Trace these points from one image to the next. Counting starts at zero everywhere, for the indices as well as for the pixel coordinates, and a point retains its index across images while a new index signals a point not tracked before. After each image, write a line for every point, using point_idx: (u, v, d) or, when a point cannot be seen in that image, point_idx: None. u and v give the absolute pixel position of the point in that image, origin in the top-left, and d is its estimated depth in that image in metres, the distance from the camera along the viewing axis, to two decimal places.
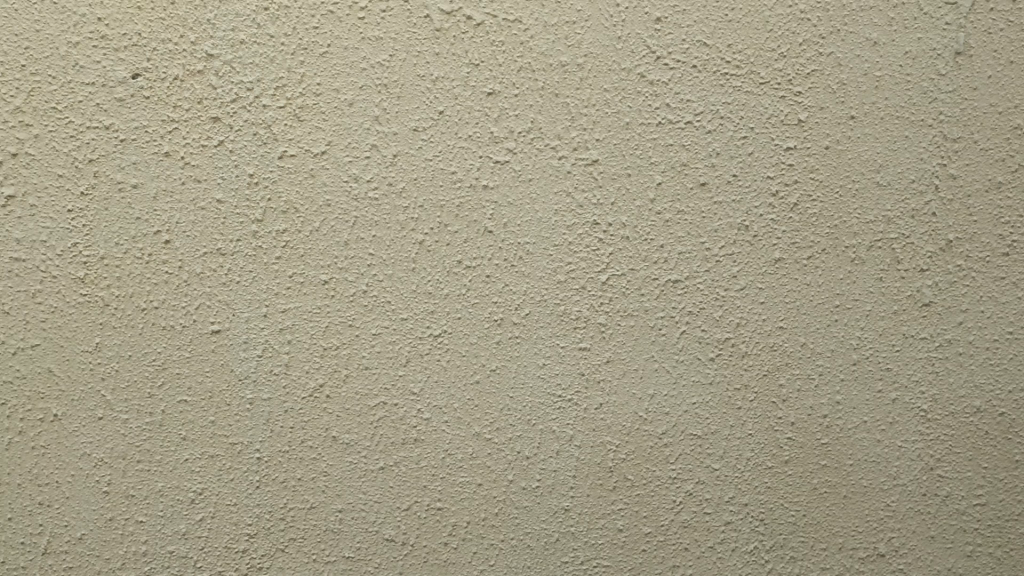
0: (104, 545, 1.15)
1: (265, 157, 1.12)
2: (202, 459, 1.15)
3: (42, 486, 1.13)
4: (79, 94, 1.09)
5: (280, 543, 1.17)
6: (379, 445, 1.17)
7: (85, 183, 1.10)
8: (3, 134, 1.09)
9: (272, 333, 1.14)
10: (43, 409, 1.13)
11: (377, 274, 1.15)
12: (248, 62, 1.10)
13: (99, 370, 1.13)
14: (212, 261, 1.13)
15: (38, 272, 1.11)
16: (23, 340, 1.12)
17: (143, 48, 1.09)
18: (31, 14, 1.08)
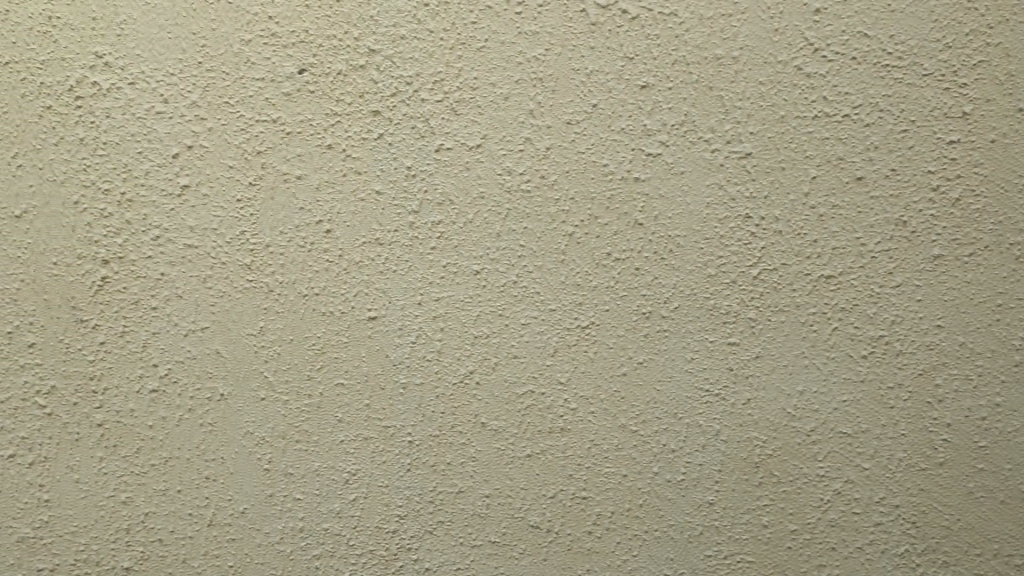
0: (264, 519, 1.20)
1: (422, 150, 1.15)
2: (357, 441, 1.19)
3: (208, 461, 1.20)
4: (250, 90, 1.14)
5: (428, 526, 1.20)
6: (526, 433, 1.19)
7: (254, 173, 1.16)
8: (179, 127, 1.15)
9: (425, 321, 1.18)
10: (211, 388, 1.19)
11: (527, 265, 1.16)
12: (408, 57, 1.14)
13: (263, 353, 1.18)
14: (370, 250, 1.17)
15: (209, 259, 1.17)
16: (194, 322, 1.18)
17: (309, 44, 1.14)
18: (208, 13, 1.14)
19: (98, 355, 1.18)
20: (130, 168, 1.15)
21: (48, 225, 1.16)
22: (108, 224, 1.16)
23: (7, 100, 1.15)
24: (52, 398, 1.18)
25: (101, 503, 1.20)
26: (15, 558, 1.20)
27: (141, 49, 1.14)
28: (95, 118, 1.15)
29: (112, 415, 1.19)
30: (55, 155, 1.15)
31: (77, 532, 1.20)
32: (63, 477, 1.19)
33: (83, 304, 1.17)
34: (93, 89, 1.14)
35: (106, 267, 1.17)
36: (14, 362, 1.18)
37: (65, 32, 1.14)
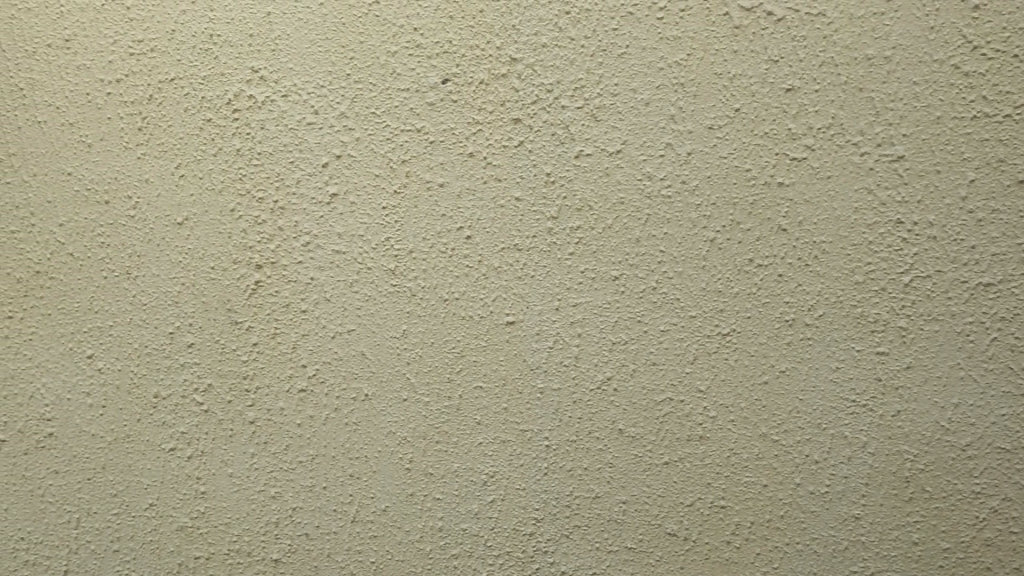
0: (405, 517, 1.23)
1: (562, 156, 1.16)
2: (495, 443, 1.21)
3: (352, 460, 1.24)
4: (395, 100, 1.18)
5: (565, 530, 1.21)
6: (663, 440, 1.18)
7: (399, 181, 1.19)
8: (329, 137, 1.20)
9: (563, 326, 1.18)
10: (356, 388, 1.23)
11: (667, 271, 1.16)
12: (549, 65, 1.15)
13: (405, 356, 1.22)
14: (509, 256, 1.18)
15: (355, 264, 1.21)
16: (341, 325, 1.22)
17: (452, 54, 1.16)
18: (356, 27, 1.18)
19: (251, 355, 1.24)
20: (283, 177, 1.21)
21: (206, 232, 1.23)
22: (262, 230, 1.22)
23: (172, 115, 1.22)
24: (209, 395, 1.25)
25: (253, 497, 1.25)
26: (175, 545, 1.27)
27: (293, 63, 1.19)
28: (251, 129, 1.21)
29: (264, 413, 1.24)
30: (214, 166, 1.22)
31: (231, 523, 1.26)
32: (218, 471, 1.26)
33: (238, 307, 1.23)
34: (249, 102, 1.20)
35: (259, 272, 1.22)
36: (175, 361, 1.25)
37: (224, 49, 1.20)
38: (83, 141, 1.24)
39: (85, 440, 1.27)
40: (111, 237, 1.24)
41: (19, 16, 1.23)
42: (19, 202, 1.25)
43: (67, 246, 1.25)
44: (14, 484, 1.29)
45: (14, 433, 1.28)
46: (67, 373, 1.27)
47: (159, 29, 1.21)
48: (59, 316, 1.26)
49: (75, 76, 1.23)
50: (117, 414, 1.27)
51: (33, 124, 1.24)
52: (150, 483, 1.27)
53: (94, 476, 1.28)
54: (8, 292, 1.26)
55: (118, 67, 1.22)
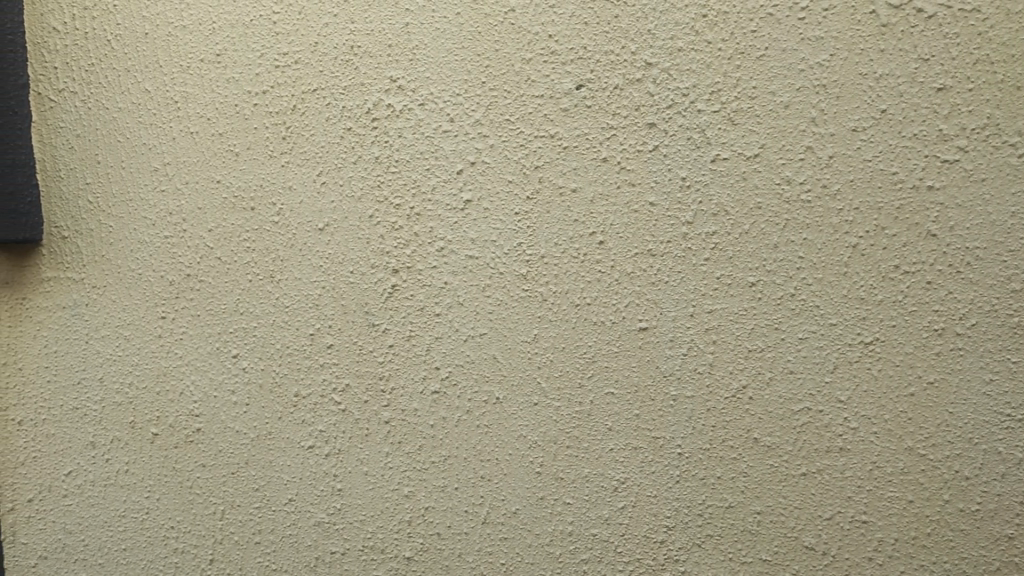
0: (535, 520, 1.24)
1: (698, 161, 1.15)
2: (626, 449, 1.20)
3: (484, 462, 1.25)
4: (530, 106, 1.19)
5: (697, 538, 1.19)
6: (801, 451, 1.15)
7: (532, 187, 1.20)
8: (464, 144, 1.22)
9: (698, 332, 1.17)
10: (487, 391, 1.24)
11: (807, 278, 1.13)
12: (686, 69, 1.14)
13: (536, 360, 1.22)
14: (643, 261, 1.18)
15: (488, 269, 1.23)
16: (473, 329, 1.24)
17: (587, 60, 1.17)
18: (492, 36, 1.20)
19: (387, 357, 1.27)
20: (419, 184, 1.24)
21: (345, 237, 1.27)
22: (399, 236, 1.25)
23: (314, 124, 1.26)
24: (346, 395, 1.29)
25: (387, 495, 1.29)
26: (312, 540, 1.32)
27: (430, 72, 1.22)
28: (389, 137, 1.24)
29: (399, 413, 1.27)
30: (354, 173, 1.26)
31: (365, 520, 1.29)
32: (353, 469, 1.29)
33: (375, 310, 1.27)
34: (388, 110, 1.24)
35: (396, 275, 1.26)
36: (315, 361, 1.30)
37: (364, 60, 1.24)
38: (231, 150, 1.30)
39: (230, 436, 1.34)
40: (257, 241, 1.30)
41: (174, 33, 1.31)
42: (173, 209, 1.32)
43: (216, 251, 1.31)
44: (165, 475, 1.36)
45: (165, 428, 1.36)
46: (214, 371, 1.33)
47: (303, 42, 1.26)
48: (207, 317, 1.33)
49: (225, 89, 1.29)
50: (260, 412, 1.32)
51: (186, 135, 1.31)
52: (289, 479, 1.32)
53: (237, 470, 1.34)
54: (162, 293, 1.34)
55: (264, 79, 1.27)
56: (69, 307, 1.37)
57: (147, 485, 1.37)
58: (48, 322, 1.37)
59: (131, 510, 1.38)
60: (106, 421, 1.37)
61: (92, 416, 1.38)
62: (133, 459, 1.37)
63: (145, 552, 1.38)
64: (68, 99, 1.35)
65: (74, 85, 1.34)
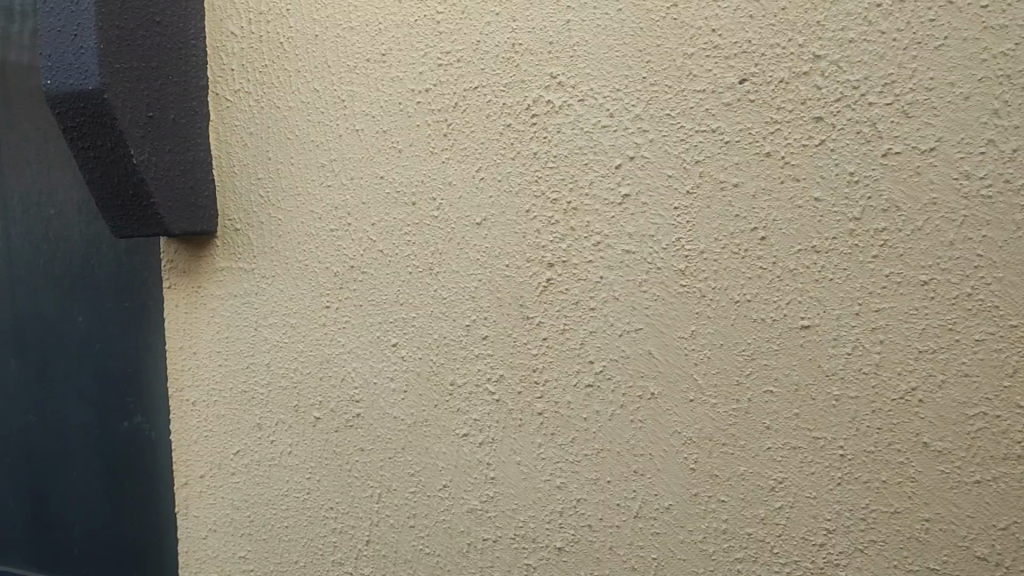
0: (688, 517, 1.23)
1: (868, 155, 1.11)
2: (785, 449, 1.17)
3: (637, 456, 1.25)
4: (692, 101, 1.18)
5: (858, 543, 1.14)
6: (975, 457, 1.08)
7: (692, 182, 1.20)
8: (624, 140, 1.22)
9: (863, 332, 1.12)
10: (642, 387, 1.24)
11: (986, 276, 1.06)
12: (857, 60, 1.10)
13: (693, 357, 1.21)
14: (806, 258, 1.14)
15: (645, 263, 1.23)
16: (629, 324, 1.24)
17: (752, 54, 1.15)
18: (654, 31, 1.20)
19: (541, 349, 1.29)
20: (577, 179, 1.25)
21: (502, 231, 1.29)
22: (555, 230, 1.26)
23: (474, 121, 1.29)
24: (501, 386, 1.31)
25: (539, 486, 1.30)
26: (465, 526, 1.35)
27: (591, 68, 1.23)
28: (548, 133, 1.26)
29: (552, 405, 1.29)
30: (512, 169, 1.28)
31: (517, 509, 1.32)
32: (506, 459, 1.32)
33: (530, 303, 1.29)
34: (547, 107, 1.25)
35: (551, 269, 1.27)
36: (471, 352, 1.33)
37: (525, 57, 1.26)
38: (394, 147, 1.35)
39: (388, 422, 1.39)
40: (417, 235, 1.34)
41: (342, 35, 1.36)
42: (339, 204, 1.39)
43: (377, 244, 1.37)
44: (326, 458, 1.43)
45: (327, 412, 1.42)
46: (375, 359, 1.39)
47: (465, 41, 1.29)
48: (369, 307, 1.38)
49: (389, 88, 1.34)
50: (417, 399, 1.37)
51: (352, 132, 1.37)
52: (444, 466, 1.36)
53: (395, 455, 1.39)
54: (326, 284, 1.40)
55: (427, 78, 1.32)
56: (240, 296, 1.47)
57: (308, 466, 1.44)
58: (220, 310, 1.48)
59: (293, 490, 1.45)
60: (272, 404, 1.45)
61: (259, 398, 1.46)
62: (296, 441, 1.44)
63: (305, 530, 1.45)
64: (243, 99, 1.45)
65: (249, 86, 1.44)
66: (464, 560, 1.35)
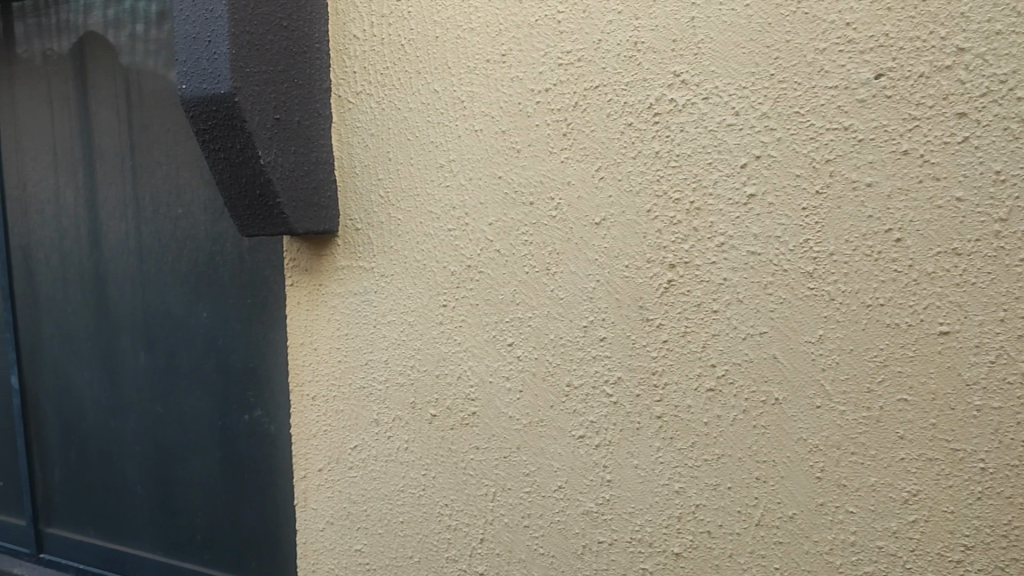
0: (814, 527, 1.19)
1: (1016, 153, 1.04)
2: (920, 460, 1.11)
3: (760, 463, 1.22)
4: (822, 98, 1.14)
5: (999, 561, 1.08)
6: None
7: (822, 182, 1.15)
8: (749, 139, 1.19)
9: (1009, 339, 1.06)
10: (765, 392, 1.21)
11: None
12: (1004, 53, 1.04)
13: (821, 362, 1.17)
14: (945, 261, 1.09)
15: (771, 265, 1.19)
16: (753, 327, 1.21)
17: (889, 48, 1.10)
18: (783, 27, 1.16)
19: (661, 352, 1.27)
20: (700, 179, 1.22)
21: (622, 232, 1.28)
22: (677, 231, 1.24)
23: (595, 121, 1.29)
24: (618, 388, 1.30)
25: (656, 490, 1.29)
26: (580, 528, 1.34)
27: (716, 65, 1.20)
28: (671, 132, 1.23)
29: (671, 409, 1.27)
30: (633, 169, 1.27)
31: (634, 512, 1.30)
32: (623, 462, 1.31)
33: (650, 304, 1.27)
34: (670, 105, 1.23)
35: (673, 271, 1.25)
36: (588, 353, 1.32)
37: (647, 55, 1.24)
38: (513, 148, 1.35)
39: (503, 421, 1.39)
40: (535, 236, 1.34)
41: (463, 36, 1.37)
42: (458, 204, 1.40)
43: (495, 244, 1.37)
44: (441, 455, 1.45)
45: (443, 410, 1.44)
46: (491, 358, 1.39)
47: (586, 40, 1.28)
48: (485, 307, 1.39)
49: (509, 88, 1.34)
50: (532, 399, 1.37)
51: (472, 132, 1.38)
52: (560, 467, 1.35)
53: (510, 455, 1.39)
54: (443, 283, 1.42)
55: (547, 78, 1.31)
56: (360, 294, 1.50)
57: (424, 463, 1.46)
58: (340, 308, 1.52)
59: (409, 485, 1.48)
60: (390, 400, 1.48)
61: (377, 394, 1.49)
62: (412, 438, 1.47)
63: (422, 526, 1.47)
64: (364, 100, 1.48)
65: (370, 88, 1.47)
66: (579, 562, 1.35)
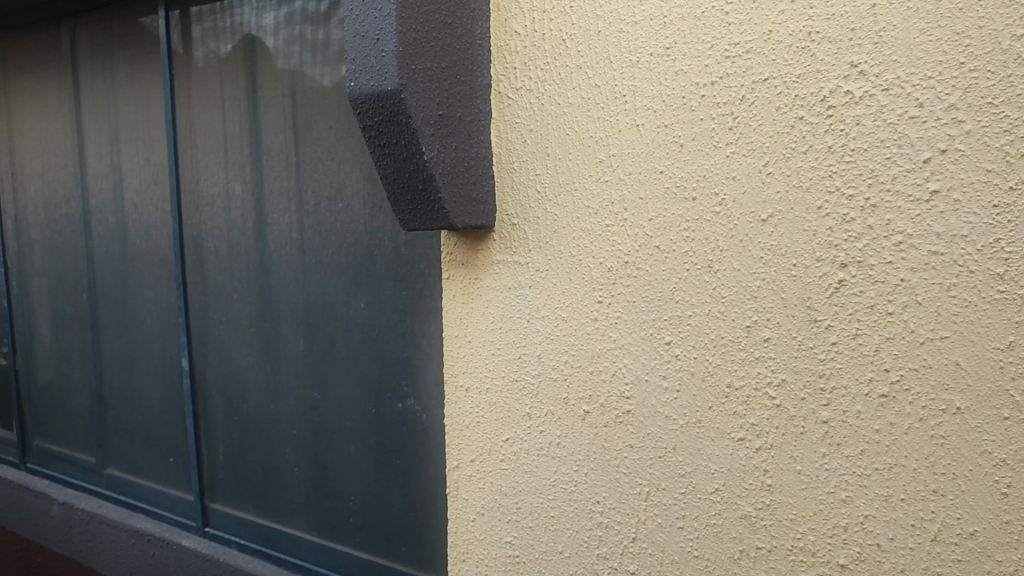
0: (998, 546, 1.10)
1: None
2: None
3: (937, 475, 1.14)
4: (1019, 88, 1.05)
5: None
6: None
7: (1016, 177, 1.06)
8: (934, 132, 1.11)
9: None
10: (946, 400, 1.12)
11: None
12: None
13: (1010, 370, 1.08)
14: None
15: (955, 266, 1.11)
16: (933, 332, 1.13)
17: None
18: (975, 12, 1.07)
19: (829, 355, 1.21)
20: (877, 174, 1.15)
21: (790, 228, 1.23)
22: (850, 228, 1.18)
23: (763, 114, 1.24)
24: (782, 390, 1.25)
25: (821, 498, 1.23)
26: (738, 532, 1.31)
27: (898, 54, 1.13)
28: (846, 125, 1.17)
29: (839, 414, 1.21)
30: (803, 163, 1.21)
31: (796, 520, 1.26)
32: (786, 467, 1.26)
33: (819, 305, 1.21)
34: (846, 97, 1.17)
35: (845, 270, 1.19)
36: (751, 353, 1.28)
37: (822, 45, 1.18)
38: (675, 142, 1.33)
39: (659, 420, 1.37)
40: (697, 232, 1.32)
41: (626, 29, 1.36)
42: (616, 198, 1.39)
43: (655, 240, 1.35)
44: (594, 451, 1.44)
45: (597, 406, 1.43)
46: (647, 357, 1.38)
47: (756, 31, 1.23)
48: (643, 304, 1.37)
49: (673, 81, 1.32)
50: (690, 400, 1.34)
51: (633, 127, 1.37)
52: (717, 468, 1.32)
53: (665, 454, 1.37)
54: (600, 279, 1.41)
55: (714, 70, 1.28)
56: (515, 288, 1.52)
57: (577, 459, 1.46)
58: (495, 300, 1.54)
59: (561, 480, 1.48)
60: (542, 395, 1.49)
61: (530, 388, 1.51)
62: (565, 433, 1.47)
63: (573, 521, 1.48)
64: (524, 96, 1.49)
65: (530, 83, 1.48)
66: (736, 567, 1.32)
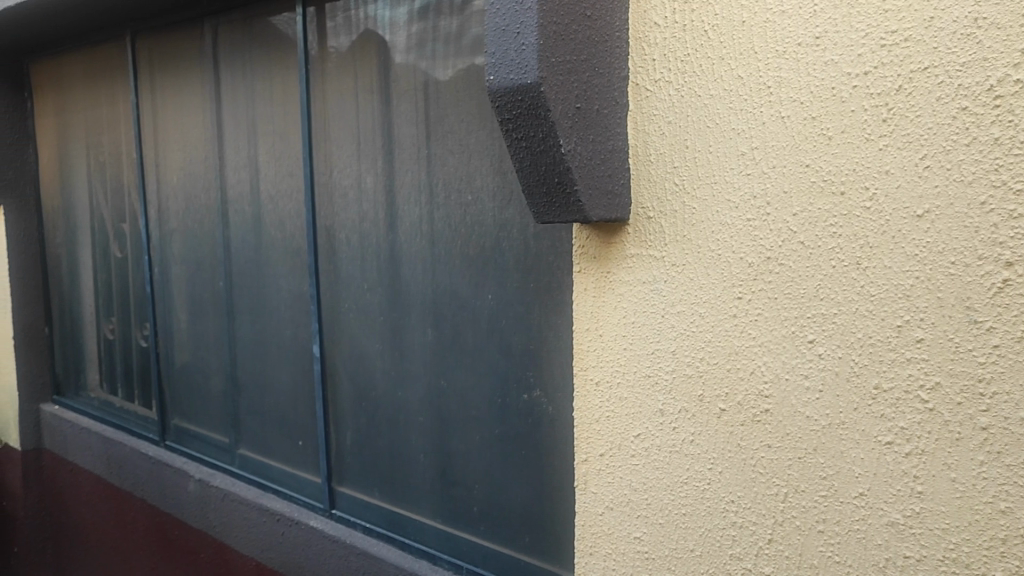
0: None
1: None
2: None
3: None
4: None
5: None
6: None
7: None
8: None
9: None
10: None
11: None
12: None
13: None
14: None
15: None
16: None
17: None
18: None
19: (989, 358, 1.15)
20: None
21: (949, 225, 1.17)
22: (1017, 225, 1.11)
23: (921, 105, 1.18)
24: (936, 394, 1.19)
25: (977, 507, 1.17)
26: (883, 539, 1.26)
27: None
28: (1015, 116, 1.11)
29: (1000, 420, 1.14)
30: (965, 156, 1.15)
31: (948, 529, 1.20)
32: (939, 474, 1.20)
33: (979, 305, 1.15)
34: (1016, 86, 1.10)
35: (1010, 269, 1.12)
36: (901, 355, 1.22)
37: (990, 32, 1.12)
38: (823, 134, 1.28)
39: (799, 421, 1.33)
40: (844, 227, 1.27)
41: (773, 19, 1.32)
42: (758, 192, 1.36)
43: (799, 235, 1.32)
44: (729, 450, 1.42)
45: (733, 404, 1.41)
46: (789, 355, 1.34)
47: (916, 17, 1.18)
48: (785, 301, 1.34)
49: (822, 72, 1.27)
50: (834, 400, 1.30)
51: (778, 119, 1.33)
52: (862, 473, 1.27)
53: (805, 456, 1.33)
54: (740, 274, 1.39)
55: (867, 60, 1.23)
56: (649, 282, 1.51)
57: (710, 457, 1.44)
58: (627, 295, 1.54)
59: (694, 478, 1.47)
60: (676, 391, 1.48)
61: (662, 384, 1.49)
62: (699, 431, 1.45)
63: (704, 520, 1.46)
64: (662, 88, 1.48)
65: (669, 75, 1.46)
66: None
